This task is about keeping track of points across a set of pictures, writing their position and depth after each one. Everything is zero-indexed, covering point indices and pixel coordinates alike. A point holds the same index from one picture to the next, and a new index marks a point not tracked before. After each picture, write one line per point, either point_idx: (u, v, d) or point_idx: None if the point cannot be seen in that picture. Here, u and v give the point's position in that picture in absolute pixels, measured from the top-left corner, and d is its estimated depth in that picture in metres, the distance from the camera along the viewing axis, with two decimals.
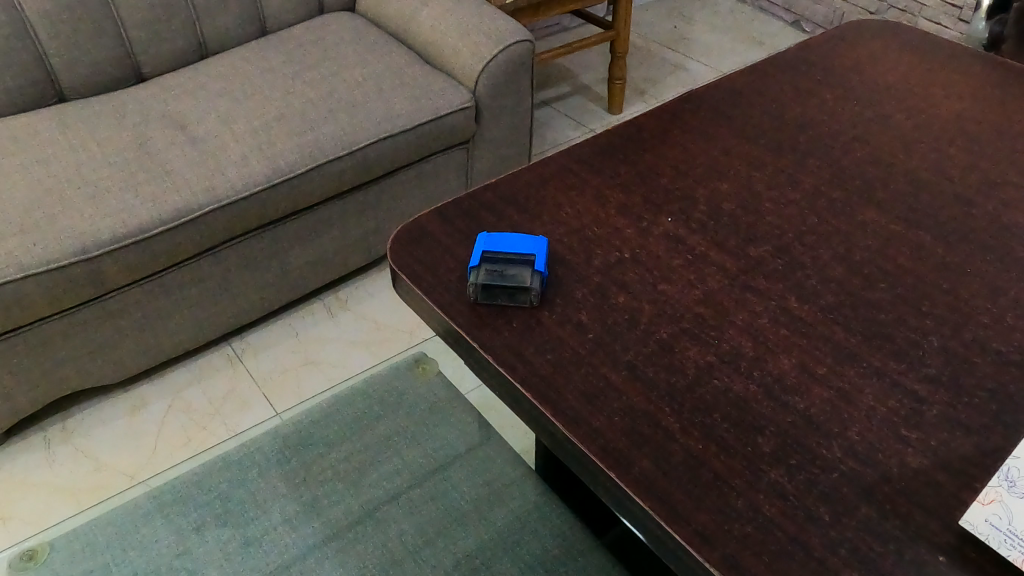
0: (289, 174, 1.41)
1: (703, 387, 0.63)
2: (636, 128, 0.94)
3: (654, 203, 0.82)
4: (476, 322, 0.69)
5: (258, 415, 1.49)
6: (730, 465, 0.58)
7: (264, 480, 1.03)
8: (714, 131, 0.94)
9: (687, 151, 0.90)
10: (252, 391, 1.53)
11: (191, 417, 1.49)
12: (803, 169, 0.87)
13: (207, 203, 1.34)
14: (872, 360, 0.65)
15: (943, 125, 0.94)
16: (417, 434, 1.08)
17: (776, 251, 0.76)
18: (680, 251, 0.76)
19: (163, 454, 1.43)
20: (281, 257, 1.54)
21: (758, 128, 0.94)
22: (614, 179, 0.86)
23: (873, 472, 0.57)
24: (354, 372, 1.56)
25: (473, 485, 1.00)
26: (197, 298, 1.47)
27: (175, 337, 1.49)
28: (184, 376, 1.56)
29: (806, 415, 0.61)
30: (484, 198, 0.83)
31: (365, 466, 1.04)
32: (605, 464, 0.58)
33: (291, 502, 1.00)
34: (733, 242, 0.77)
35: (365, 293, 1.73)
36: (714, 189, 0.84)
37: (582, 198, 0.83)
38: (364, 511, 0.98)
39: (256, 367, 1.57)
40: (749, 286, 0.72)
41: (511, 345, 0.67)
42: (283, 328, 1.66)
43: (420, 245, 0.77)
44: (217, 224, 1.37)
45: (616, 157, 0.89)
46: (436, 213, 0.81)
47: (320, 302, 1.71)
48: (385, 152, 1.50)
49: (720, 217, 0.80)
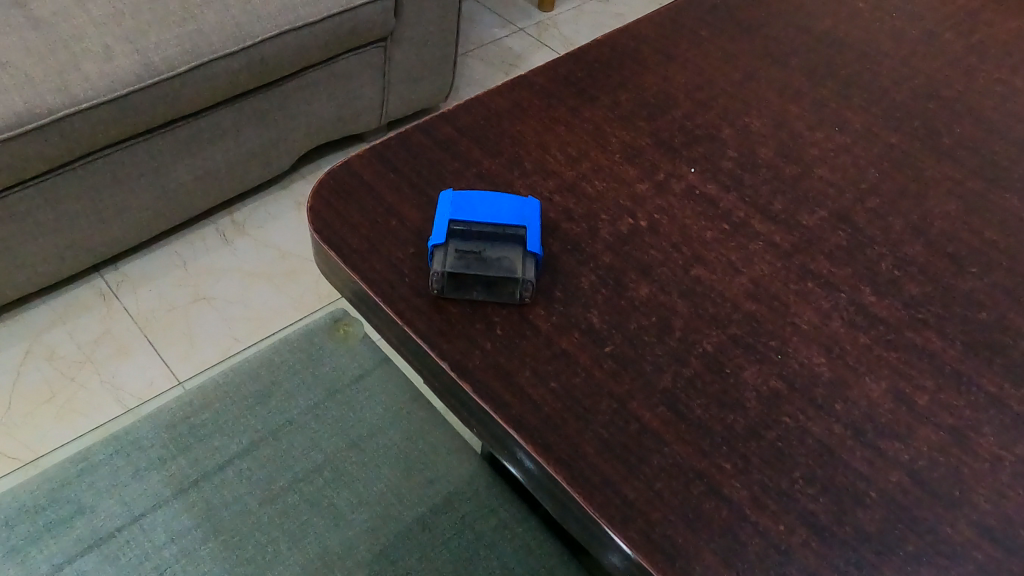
0: (165, 75, 1.09)
1: (772, 429, 0.45)
2: (630, 40, 0.72)
3: (670, 146, 0.61)
4: (444, 328, 0.48)
5: (141, 363, 1.21)
6: (826, 557, 0.40)
7: (142, 484, 0.80)
8: (729, 47, 0.72)
9: (701, 72, 0.69)
10: (132, 334, 1.25)
11: (54, 368, 1.20)
12: (850, 101, 0.68)
13: (58, 107, 1.02)
14: (984, 383, 0.48)
15: (1005, 49, 0.75)
16: (341, 417, 0.87)
17: (836, 220, 0.57)
18: (713, 217, 0.56)
19: (20, 415, 1.14)
20: (157, 174, 1.24)
21: (783, 45, 0.73)
22: (614, 110, 0.64)
23: (1017, 562, 0.41)
24: (258, 312, 1.30)
25: (413, 485, 0.81)
26: (50, 224, 1.16)
27: (30, 273, 1.19)
28: (45, 316, 1.26)
29: (914, 472, 0.44)
30: (441, 133, 0.60)
31: (273, 461, 0.82)
32: (652, 561, 0.40)
33: (178, 514, 0.78)
34: (778, 205, 0.58)
35: (266, 215, 1.45)
36: (744, 127, 0.64)
37: (574, 136, 0.61)
38: (275, 523, 0.77)
39: (136, 306, 1.29)
40: (809, 271, 0.54)
41: (496, 366, 0.46)
42: (167, 257, 1.36)
43: (355, 204, 0.54)
44: (72, 133, 1.06)
45: (611, 79, 0.67)
46: (374, 157, 0.57)
47: (212, 226, 1.42)
48: (285, 51, 1.20)
49: (757, 169, 0.61)
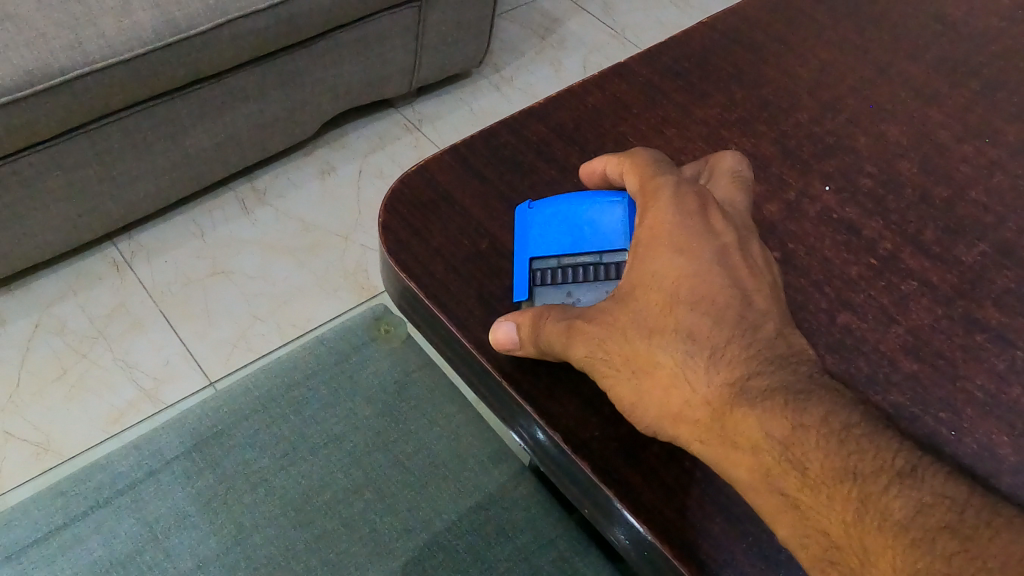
0: (187, 33, 0.92)
1: None
2: (740, 24, 0.62)
3: (799, 157, 0.53)
4: (555, 389, 0.41)
5: (159, 343, 1.01)
6: None
7: (165, 502, 0.73)
8: (853, 35, 0.62)
9: (825, 65, 0.59)
10: (148, 308, 1.05)
11: (64, 343, 1.00)
12: (1001, 105, 0.57)
13: (71, 66, 0.85)
14: None
15: None
16: (382, 431, 0.78)
17: (1000, 256, 0.48)
18: (857, 249, 0.48)
19: (26, 398, 0.95)
20: (174, 141, 1.05)
21: (915, 32, 0.62)
22: (730, 111, 0.55)
23: None
24: (283, 300, 1.08)
25: (461, 510, 0.72)
26: (51, 198, 0.97)
27: (28, 251, 1.00)
28: (54, 285, 1.05)
29: None
30: (533, 133, 0.51)
31: (308, 481, 0.74)
32: None
33: (204, 540, 0.70)
34: (932, 234, 0.49)
35: (290, 183, 1.22)
36: (881, 135, 0.54)
37: (687, 141, 0.52)
38: (312, 551, 0.69)
39: (150, 278, 1.08)
40: (976, 321, 0.45)
41: (617, 440, 0.39)
42: (183, 225, 1.14)
43: (437, 223, 0.46)
44: (86, 95, 0.89)
45: (723, 72, 0.57)
46: (457, 163, 0.49)
47: (231, 194, 1.19)
48: (315, 9, 1.02)
49: (902, 189, 0.51)
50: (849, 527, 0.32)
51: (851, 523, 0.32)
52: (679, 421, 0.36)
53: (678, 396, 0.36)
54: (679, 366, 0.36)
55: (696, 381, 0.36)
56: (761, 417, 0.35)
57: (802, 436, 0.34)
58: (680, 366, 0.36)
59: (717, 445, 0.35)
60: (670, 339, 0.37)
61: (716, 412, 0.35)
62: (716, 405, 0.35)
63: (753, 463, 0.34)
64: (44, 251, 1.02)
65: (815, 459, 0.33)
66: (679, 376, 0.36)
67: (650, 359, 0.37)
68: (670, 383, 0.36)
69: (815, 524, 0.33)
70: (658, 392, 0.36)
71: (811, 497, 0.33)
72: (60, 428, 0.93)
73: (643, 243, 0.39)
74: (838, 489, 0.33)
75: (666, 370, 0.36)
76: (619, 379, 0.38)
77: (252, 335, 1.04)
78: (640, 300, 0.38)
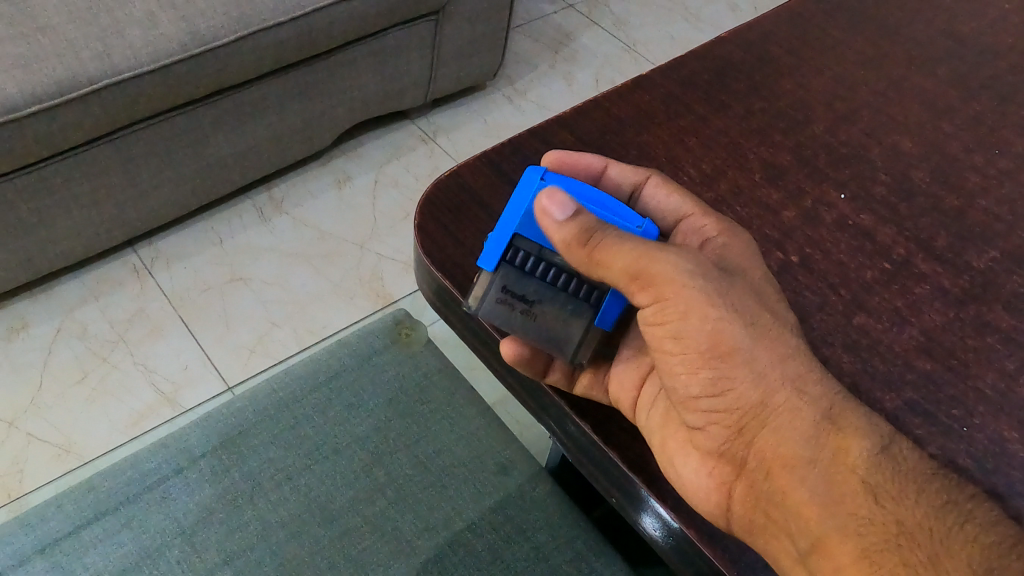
0: (212, 44, 0.95)
1: None
2: (755, 39, 0.64)
3: (815, 166, 0.55)
4: None
5: (178, 348, 1.04)
6: None
7: (192, 497, 0.74)
8: (865, 50, 0.64)
9: (839, 78, 0.61)
10: (167, 314, 1.07)
11: (86, 347, 1.02)
12: (1009, 117, 0.59)
13: (99, 76, 0.88)
14: None
15: None
16: (404, 430, 0.80)
17: (1010, 261, 0.50)
18: (872, 254, 0.50)
19: (50, 400, 0.97)
20: (196, 148, 1.08)
21: (924, 47, 0.64)
22: (747, 121, 0.57)
23: None
24: (302, 306, 1.10)
25: (482, 509, 0.74)
26: (76, 203, 1.00)
27: (52, 255, 1.02)
28: (75, 291, 1.07)
29: None
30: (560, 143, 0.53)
31: (335, 478, 0.75)
32: None
33: (232, 533, 0.71)
34: (944, 241, 0.51)
35: (308, 191, 1.24)
36: (894, 145, 0.56)
37: (707, 151, 0.55)
38: (339, 545, 0.71)
39: (170, 285, 1.10)
40: (987, 323, 0.47)
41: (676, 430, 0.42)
42: (202, 232, 1.17)
43: (470, 225, 0.48)
44: (113, 103, 0.91)
45: (740, 84, 0.59)
46: (487, 170, 0.51)
47: (249, 202, 1.22)
48: (335, 22, 1.05)
49: (914, 196, 0.53)
50: (927, 522, 0.35)
51: (933, 520, 0.35)
52: (789, 387, 0.38)
53: (794, 367, 0.38)
54: (799, 347, 0.39)
55: (813, 366, 0.39)
56: (865, 416, 0.38)
57: (894, 440, 0.38)
58: (801, 349, 0.39)
59: (815, 421, 0.37)
60: (789, 326, 0.40)
61: (825, 394, 0.38)
62: (825, 389, 0.38)
63: (843, 446, 0.37)
64: (67, 256, 1.04)
65: (905, 460, 0.37)
66: (798, 352, 0.39)
67: (778, 328, 0.39)
68: (788, 353, 0.39)
69: (895, 512, 0.35)
70: (779, 355, 0.39)
71: (896, 488, 0.36)
72: (82, 430, 0.95)
73: (735, 248, 0.43)
74: (923, 489, 0.36)
75: (785, 343, 0.39)
76: (735, 324, 0.38)
77: (270, 341, 1.06)
78: (758, 287, 0.41)
